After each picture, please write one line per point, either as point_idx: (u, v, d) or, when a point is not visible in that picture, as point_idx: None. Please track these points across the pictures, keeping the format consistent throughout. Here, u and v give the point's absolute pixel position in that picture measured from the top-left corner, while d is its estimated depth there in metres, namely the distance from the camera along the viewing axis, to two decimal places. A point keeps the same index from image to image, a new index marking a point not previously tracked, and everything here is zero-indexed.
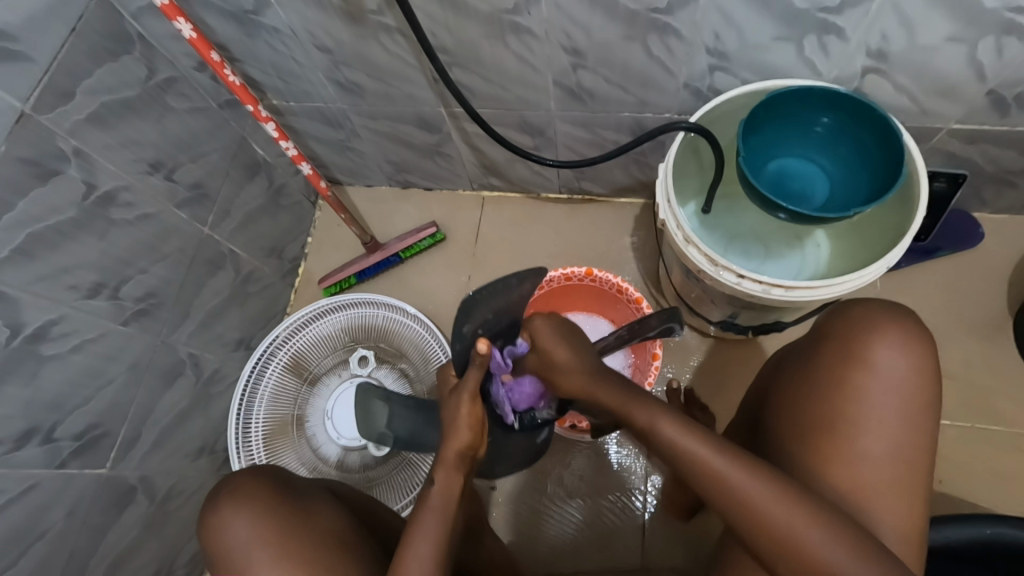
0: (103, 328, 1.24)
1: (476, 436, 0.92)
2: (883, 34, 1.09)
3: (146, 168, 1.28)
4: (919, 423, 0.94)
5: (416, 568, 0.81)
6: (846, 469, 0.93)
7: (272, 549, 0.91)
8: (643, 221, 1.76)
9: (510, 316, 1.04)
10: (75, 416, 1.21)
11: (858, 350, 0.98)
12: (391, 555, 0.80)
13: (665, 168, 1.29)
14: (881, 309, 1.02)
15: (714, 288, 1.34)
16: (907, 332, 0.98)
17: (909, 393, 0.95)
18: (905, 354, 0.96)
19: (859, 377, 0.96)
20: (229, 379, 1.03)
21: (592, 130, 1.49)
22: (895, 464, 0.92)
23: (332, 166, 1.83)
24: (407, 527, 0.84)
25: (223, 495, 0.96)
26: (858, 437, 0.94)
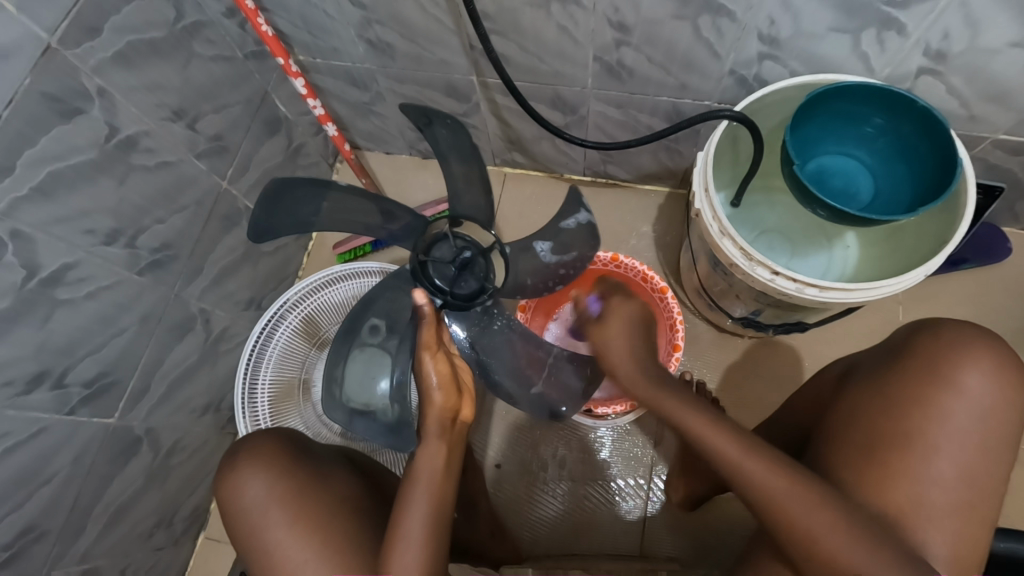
0: (108, 362, 0.76)
1: (451, 396, 0.66)
2: (946, 31, 0.66)
3: (171, 115, 0.79)
4: (994, 453, 0.56)
5: (318, 497, 0.62)
6: (906, 487, 0.55)
7: (285, 518, 0.60)
8: (672, 212, 1.12)
9: (453, 243, 0.71)
10: (62, 515, 0.75)
11: (938, 363, 0.59)
12: (296, 478, 0.63)
13: (705, 157, 0.76)
14: (976, 332, 0.60)
15: (723, 280, 0.84)
16: (996, 353, 0.58)
17: (992, 427, 0.56)
18: (996, 379, 0.57)
19: (938, 401, 0.57)
20: (108, 337, 0.76)
21: (625, 114, 0.93)
22: (958, 504, 0.55)
23: (348, 126, 1.15)
24: (308, 458, 0.65)
25: (239, 448, 0.65)
26: (929, 456, 0.56)
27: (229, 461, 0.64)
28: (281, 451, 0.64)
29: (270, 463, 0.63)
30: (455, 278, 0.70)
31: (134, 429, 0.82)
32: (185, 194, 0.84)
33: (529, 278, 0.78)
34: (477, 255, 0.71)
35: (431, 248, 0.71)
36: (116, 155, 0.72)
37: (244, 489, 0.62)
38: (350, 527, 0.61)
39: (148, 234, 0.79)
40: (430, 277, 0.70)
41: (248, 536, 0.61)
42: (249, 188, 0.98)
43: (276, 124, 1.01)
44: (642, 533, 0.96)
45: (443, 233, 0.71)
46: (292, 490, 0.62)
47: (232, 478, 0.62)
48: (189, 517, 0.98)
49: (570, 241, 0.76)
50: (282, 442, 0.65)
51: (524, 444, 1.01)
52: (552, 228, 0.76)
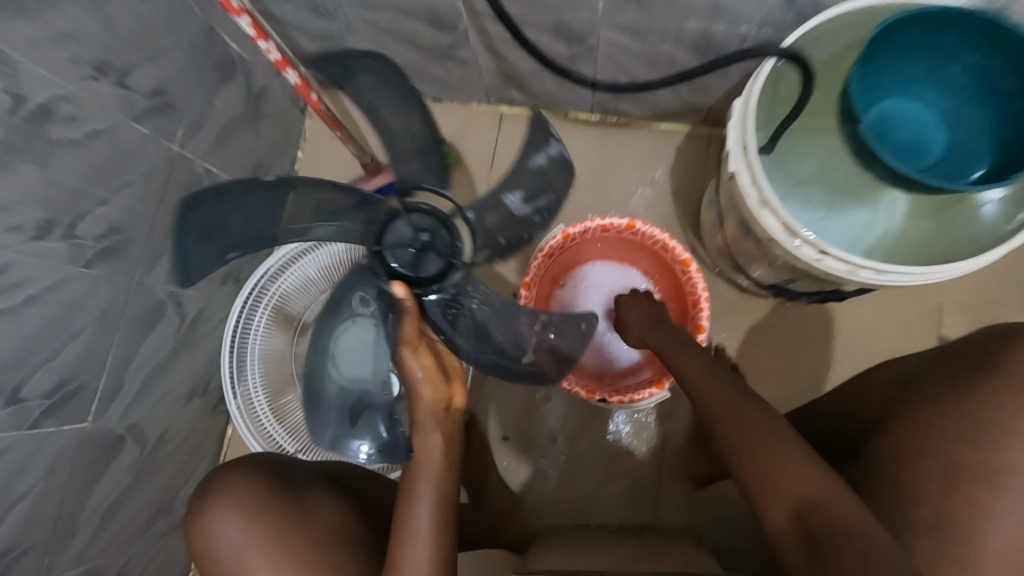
0: (69, 366, 0.69)
1: (439, 386, 0.61)
2: None
3: (92, 72, 0.64)
4: None
5: (302, 533, 0.57)
6: (993, 532, 0.49)
7: (270, 564, 0.55)
8: (692, 154, 0.98)
9: (405, 218, 0.62)
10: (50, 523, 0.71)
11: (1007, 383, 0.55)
12: (277, 514, 0.57)
13: (745, 106, 0.62)
14: None
15: (755, 247, 0.74)
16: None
17: None
18: None
19: (1006, 423, 0.53)
20: (64, 340, 0.67)
21: (644, 44, 0.77)
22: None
23: (317, 63, 0.98)
24: (282, 489, 0.60)
25: (211, 490, 0.59)
26: (1011, 490, 0.51)
27: (198, 505, 0.59)
28: (257, 486, 0.59)
29: (246, 502, 0.57)
30: (417, 261, 0.61)
31: (114, 429, 0.77)
32: (130, 167, 0.72)
33: (504, 235, 0.67)
34: (437, 227, 0.62)
35: (384, 232, 0.62)
36: (32, 130, 0.59)
37: (221, 533, 0.57)
38: (342, 560, 0.56)
39: (90, 220, 0.68)
40: (388, 264, 0.62)
41: None
42: (207, 149, 0.85)
43: (229, 68, 0.86)
44: (654, 505, 0.94)
45: (396, 210, 0.62)
46: (269, 530, 0.56)
47: (202, 522, 0.57)
48: (191, 498, 0.96)
49: (547, 180, 0.65)
50: (257, 474, 0.60)
51: (529, 418, 0.96)
52: (519, 172, 0.65)
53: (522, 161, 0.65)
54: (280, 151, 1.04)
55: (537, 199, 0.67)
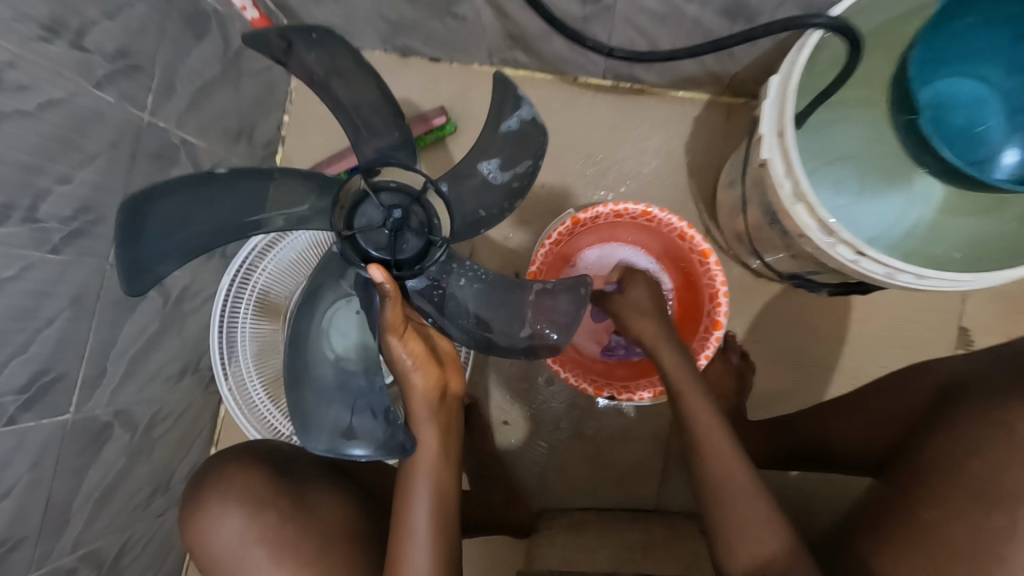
0: (44, 357, 0.64)
1: (430, 372, 0.60)
2: None
3: (41, 31, 0.56)
4: None
5: (304, 530, 0.57)
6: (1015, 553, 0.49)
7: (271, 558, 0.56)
8: (710, 125, 0.91)
9: (377, 198, 0.57)
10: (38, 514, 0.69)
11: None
12: (277, 511, 0.58)
13: (783, 85, 0.56)
14: None
15: (780, 238, 0.69)
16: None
17: None
18: None
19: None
20: (36, 330, 0.63)
21: (666, 3, 0.69)
22: None
23: (301, 16, 0.89)
24: (279, 487, 0.60)
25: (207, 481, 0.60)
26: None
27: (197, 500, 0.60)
28: (254, 483, 0.59)
29: (246, 500, 0.58)
30: (394, 242, 0.57)
31: (99, 416, 0.74)
32: (93, 137, 0.65)
33: (480, 207, 0.64)
34: (410, 205, 0.58)
35: (355, 215, 0.58)
36: None
37: (222, 526, 0.57)
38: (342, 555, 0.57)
39: (53, 198, 0.61)
40: (361, 249, 0.58)
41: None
42: (181, 114, 0.78)
43: (202, 23, 0.77)
44: (660, 483, 0.93)
45: (364, 189, 0.58)
46: (269, 526, 0.57)
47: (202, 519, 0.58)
48: (186, 477, 0.95)
49: (519, 145, 0.62)
50: (255, 472, 0.60)
51: (532, 401, 0.94)
52: (489, 139, 0.63)
53: (492, 129, 0.63)
54: (261, 110, 0.95)
55: (513, 164, 0.63)
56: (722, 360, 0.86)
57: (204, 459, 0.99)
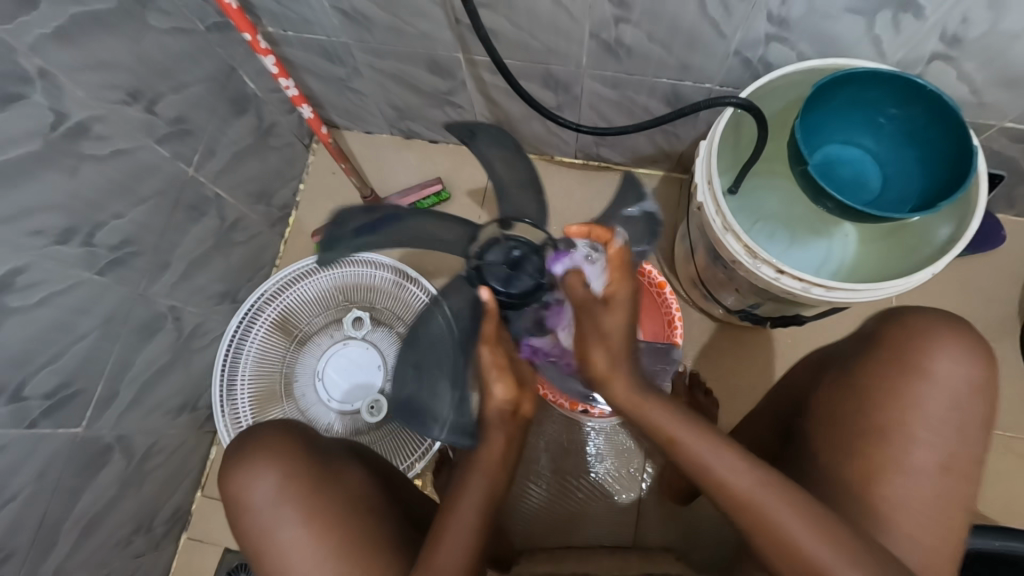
0: (67, 369, 0.71)
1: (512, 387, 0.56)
2: (965, 14, 0.62)
3: (124, 98, 0.71)
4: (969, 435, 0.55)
5: (334, 497, 0.59)
6: (888, 485, 0.54)
7: (301, 521, 0.57)
8: (667, 196, 1.08)
9: (512, 244, 0.65)
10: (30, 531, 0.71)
11: (908, 351, 0.57)
12: (310, 476, 0.59)
13: (710, 146, 0.72)
14: (938, 315, 0.59)
15: (722, 273, 0.82)
16: (966, 332, 0.57)
17: (963, 411, 0.56)
18: (967, 360, 0.56)
19: (908, 387, 0.56)
20: (68, 342, 0.70)
21: (621, 95, 0.88)
22: (936, 498, 0.54)
23: (323, 103, 1.07)
24: (318, 452, 0.62)
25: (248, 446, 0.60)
26: (909, 447, 0.55)
27: (235, 457, 0.60)
28: (291, 446, 0.60)
29: (283, 459, 0.59)
30: (510, 277, 0.63)
31: (104, 438, 0.78)
32: (147, 184, 0.77)
33: None
34: (529, 253, 0.65)
35: (484, 252, 0.65)
36: (64, 145, 0.65)
37: (256, 485, 0.58)
38: (366, 526, 0.58)
39: (106, 230, 0.72)
40: (484, 280, 0.64)
41: (260, 535, 0.57)
42: (217, 173, 0.91)
43: (244, 103, 0.93)
44: (637, 520, 0.96)
45: (496, 236, 0.66)
46: (306, 484, 0.58)
47: (239, 468, 0.59)
48: (169, 518, 0.95)
49: (638, 228, 0.70)
50: (292, 436, 0.61)
51: None
52: (613, 217, 0.71)
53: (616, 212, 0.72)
54: (283, 178, 1.08)
55: (640, 240, 0.70)
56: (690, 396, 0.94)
57: (188, 502, 0.99)
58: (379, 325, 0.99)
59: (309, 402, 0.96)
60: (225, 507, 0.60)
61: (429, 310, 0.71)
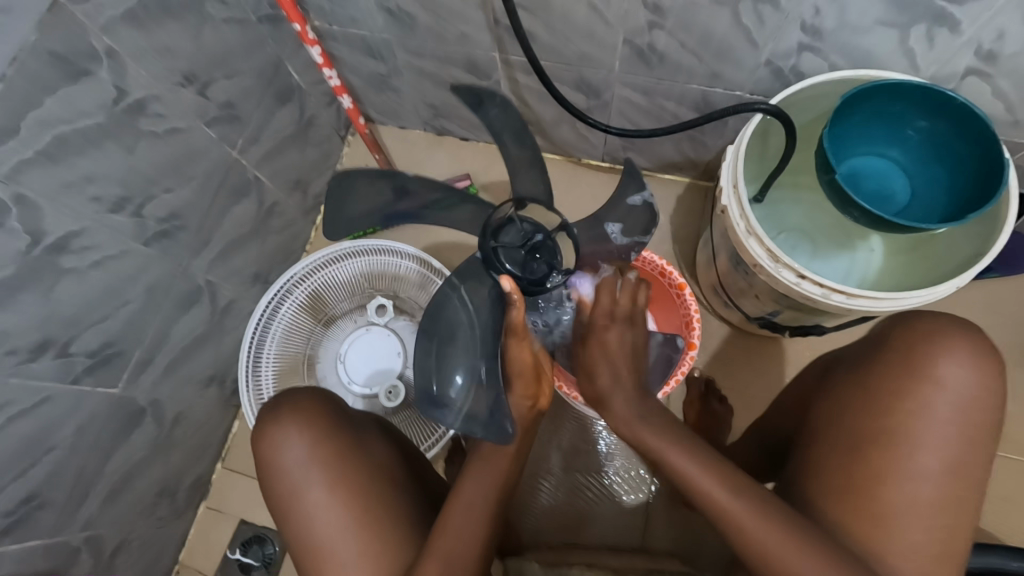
0: (111, 332, 0.75)
1: (530, 382, 0.64)
2: (1001, 30, 0.62)
3: (180, 80, 0.75)
4: (976, 441, 0.56)
5: (360, 463, 0.62)
6: (891, 489, 0.55)
7: (327, 483, 0.60)
8: (692, 204, 1.08)
9: (531, 228, 0.63)
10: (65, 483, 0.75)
11: (916, 356, 0.58)
12: (340, 441, 0.62)
13: (737, 151, 0.73)
14: (947, 321, 0.60)
15: (743, 278, 0.83)
16: (976, 341, 0.58)
17: (970, 416, 0.56)
18: (974, 367, 0.57)
19: (915, 392, 0.57)
20: (114, 307, 0.74)
21: (652, 100, 0.89)
22: (940, 501, 0.55)
23: (362, 98, 1.11)
24: (349, 420, 0.65)
25: (285, 408, 0.64)
26: (913, 450, 0.56)
27: (269, 419, 0.63)
28: (324, 411, 0.64)
29: (316, 422, 0.63)
30: (526, 262, 0.63)
31: (139, 402, 0.82)
32: (195, 163, 0.82)
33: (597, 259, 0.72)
34: (548, 238, 0.64)
35: (499, 234, 0.63)
36: (125, 121, 0.69)
37: (288, 445, 0.61)
38: (388, 494, 0.61)
39: (155, 203, 0.76)
40: (501, 263, 0.63)
41: (289, 492, 0.61)
42: (260, 159, 0.95)
43: (288, 94, 0.98)
44: (644, 527, 0.96)
45: (511, 216, 0.64)
46: (334, 452, 0.62)
47: (272, 432, 0.62)
48: (191, 486, 0.99)
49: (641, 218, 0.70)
50: (325, 403, 0.65)
51: None
52: (616, 205, 0.70)
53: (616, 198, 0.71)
54: (320, 168, 1.13)
55: (636, 232, 0.71)
56: (703, 402, 0.94)
57: (210, 473, 1.03)
58: (402, 314, 1.02)
59: (331, 384, 0.99)
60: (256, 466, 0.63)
61: (441, 293, 0.65)
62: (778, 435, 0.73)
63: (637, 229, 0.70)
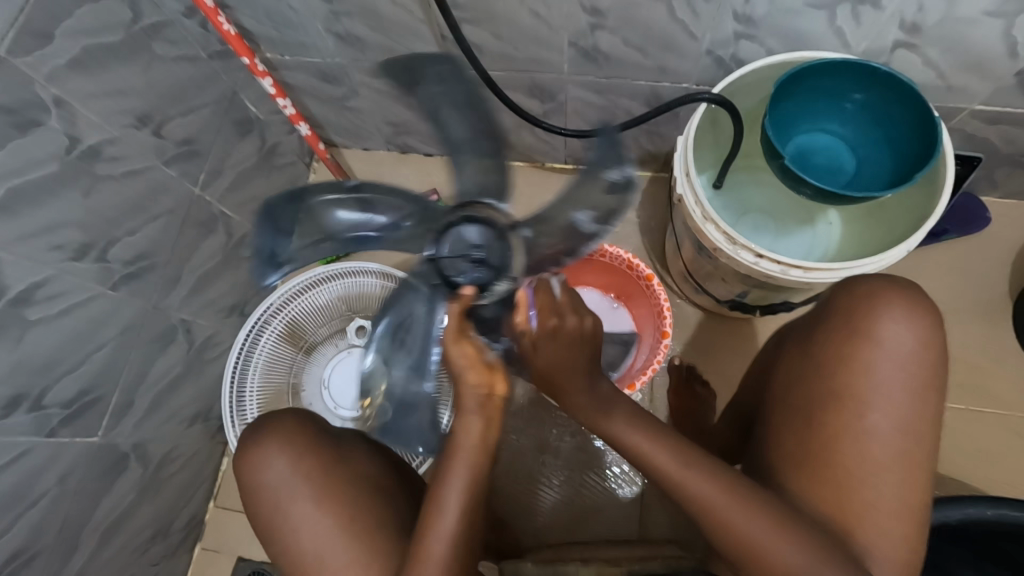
0: (85, 379, 0.75)
1: (482, 374, 0.53)
2: (921, 2, 0.65)
3: (135, 122, 0.76)
4: (922, 395, 0.57)
5: (346, 477, 0.62)
6: (843, 451, 0.57)
7: (312, 500, 0.60)
8: (657, 196, 1.10)
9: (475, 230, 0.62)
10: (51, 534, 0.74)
11: (856, 319, 0.60)
12: (322, 457, 0.62)
13: (686, 140, 0.75)
14: (887, 281, 0.61)
15: (708, 263, 0.85)
16: (912, 297, 0.60)
17: (913, 372, 0.58)
18: (911, 324, 0.59)
19: (858, 355, 0.59)
20: (85, 353, 0.74)
21: (605, 98, 0.91)
22: (894, 458, 0.56)
23: (323, 123, 1.12)
24: (333, 437, 0.65)
25: (265, 431, 0.63)
26: (862, 412, 0.57)
27: (250, 442, 0.63)
28: (306, 430, 0.64)
29: (296, 442, 0.63)
30: (473, 268, 0.61)
31: (120, 446, 0.82)
32: (158, 202, 0.82)
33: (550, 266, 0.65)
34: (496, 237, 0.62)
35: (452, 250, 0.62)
36: (81, 167, 0.70)
37: (269, 467, 0.61)
38: (375, 505, 0.61)
39: (120, 246, 0.77)
40: (444, 272, 0.61)
41: (274, 513, 0.61)
42: (224, 192, 0.95)
43: (247, 126, 0.98)
44: (641, 515, 0.97)
45: (475, 218, 0.62)
46: (316, 467, 0.62)
47: (255, 452, 0.62)
48: (184, 527, 0.98)
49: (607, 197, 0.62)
50: (306, 421, 0.65)
51: (508, 428, 1.01)
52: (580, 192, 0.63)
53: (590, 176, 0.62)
54: None
55: (604, 217, 0.63)
56: (687, 389, 0.95)
57: (204, 512, 1.02)
58: None
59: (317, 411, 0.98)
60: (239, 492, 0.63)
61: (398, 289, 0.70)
62: (746, 411, 0.75)
63: (607, 210, 0.62)
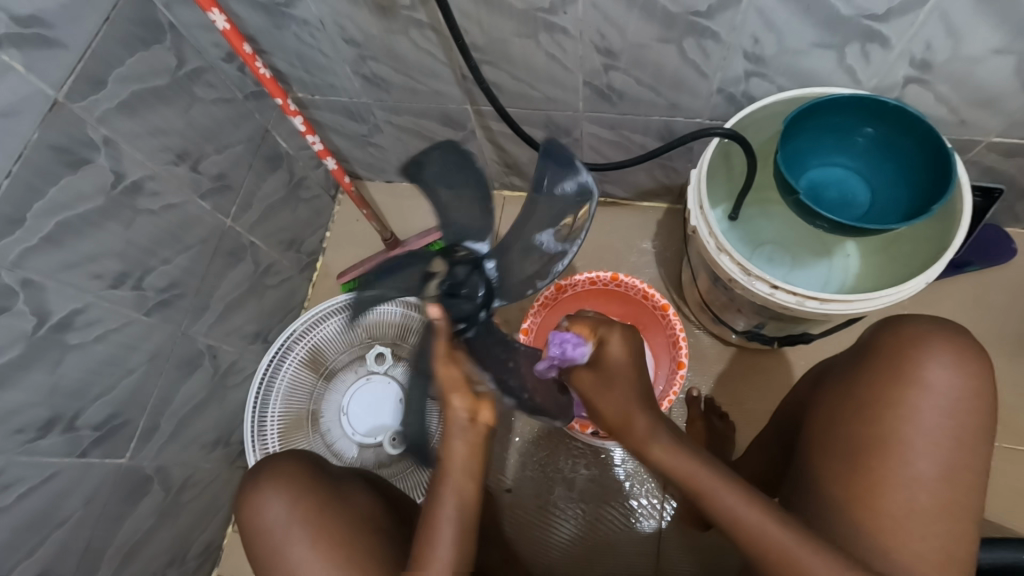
0: (115, 402, 0.77)
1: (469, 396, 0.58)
2: (929, 41, 0.66)
3: (174, 159, 0.81)
4: (968, 445, 0.57)
5: (342, 516, 0.63)
6: (888, 497, 0.56)
7: (309, 540, 0.61)
8: (673, 227, 1.12)
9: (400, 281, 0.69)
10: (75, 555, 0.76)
11: (903, 363, 0.59)
12: (319, 496, 0.64)
13: (699, 174, 0.77)
14: (933, 326, 0.61)
15: (724, 294, 0.85)
16: (958, 344, 0.59)
17: (959, 419, 0.57)
18: (959, 371, 0.58)
19: (906, 399, 0.58)
20: (117, 376, 0.77)
21: (619, 134, 0.94)
22: (938, 507, 0.55)
23: (347, 157, 1.16)
24: (329, 477, 0.67)
25: (264, 472, 0.65)
26: (908, 457, 0.56)
27: (250, 484, 0.65)
28: (305, 470, 0.65)
29: (294, 481, 0.64)
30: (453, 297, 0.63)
31: (144, 469, 0.84)
32: (192, 233, 0.86)
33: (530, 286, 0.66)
34: (472, 269, 0.64)
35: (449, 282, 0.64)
36: (123, 201, 0.74)
37: (268, 508, 0.63)
38: (371, 543, 0.62)
39: (155, 274, 0.80)
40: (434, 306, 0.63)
41: (273, 554, 0.62)
42: (253, 224, 1.00)
43: (277, 161, 1.04)
44: (657, 552, 0.95)
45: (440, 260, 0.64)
46: (313, 507, 0.63)
47: (254, 494, 0.63)
48: (201, 552, 0.98)
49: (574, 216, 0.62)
50: (305, 461, 0.67)
51: (520, 461, 1.00)
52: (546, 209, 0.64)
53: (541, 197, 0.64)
54: (312, 227, 1.17)
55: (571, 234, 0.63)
56: (705, 422, 0.94)
57: (220, 537, 1.03)
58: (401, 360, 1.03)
59: (335, 436, 1.00)
60: (240, 533, 0.65)
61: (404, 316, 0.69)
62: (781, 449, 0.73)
63: (572, 229, 0.63)
